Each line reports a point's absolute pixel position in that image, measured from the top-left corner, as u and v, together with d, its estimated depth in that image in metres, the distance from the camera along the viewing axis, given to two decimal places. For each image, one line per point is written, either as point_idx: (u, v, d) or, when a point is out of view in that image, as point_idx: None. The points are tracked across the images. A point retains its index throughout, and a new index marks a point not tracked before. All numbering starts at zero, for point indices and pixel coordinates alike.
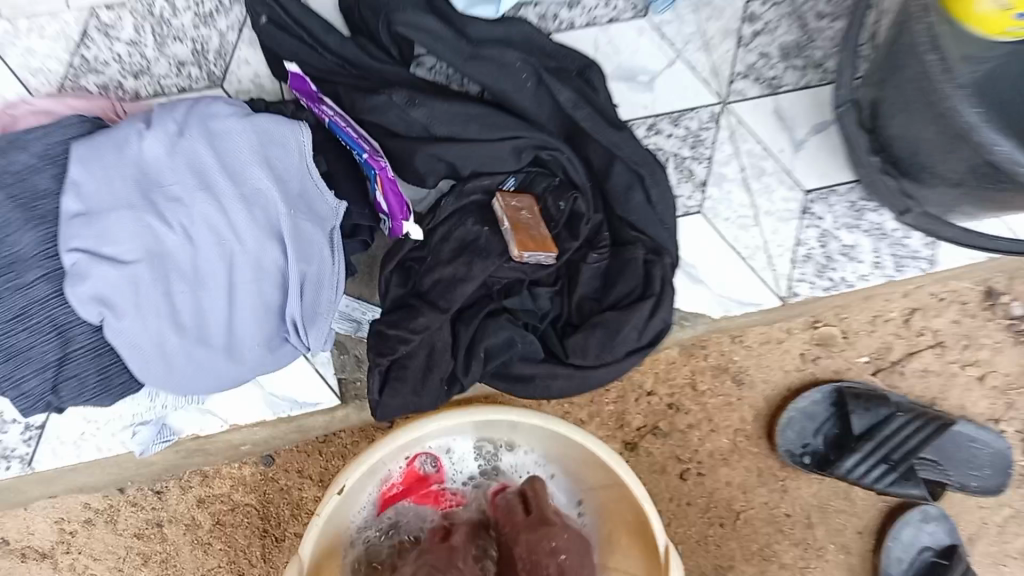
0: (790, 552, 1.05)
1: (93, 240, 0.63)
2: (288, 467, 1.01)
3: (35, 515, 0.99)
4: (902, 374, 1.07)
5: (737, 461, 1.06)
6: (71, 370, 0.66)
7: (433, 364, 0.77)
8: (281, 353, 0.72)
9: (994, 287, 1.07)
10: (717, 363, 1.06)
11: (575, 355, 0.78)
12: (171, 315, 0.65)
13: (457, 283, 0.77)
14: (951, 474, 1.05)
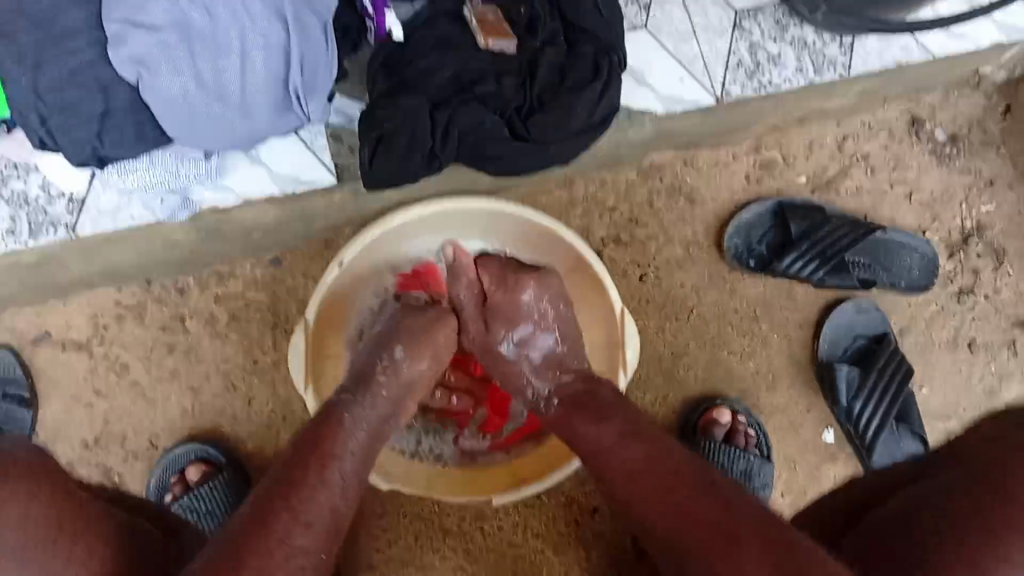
0: (737, 341, 1.21)
1: (130, 10, 0.78)
2: (295, 268, 1.14)
3: (74, 310, 1.12)
4: (837, 192, 1.22)
5: (690, 266, 1.20)
6: (113, 122, 0.83)
7: (416, 140, 0.91)
8: (285, 119, 0.88)
9: (917, 116, 1.23)
10: (671, 183, 1.19)
11: (537, 135, 0.93)
12: (194, 75, 0.81)
13: (434, 70, 0.91)
14: (881, 275, 1.20)
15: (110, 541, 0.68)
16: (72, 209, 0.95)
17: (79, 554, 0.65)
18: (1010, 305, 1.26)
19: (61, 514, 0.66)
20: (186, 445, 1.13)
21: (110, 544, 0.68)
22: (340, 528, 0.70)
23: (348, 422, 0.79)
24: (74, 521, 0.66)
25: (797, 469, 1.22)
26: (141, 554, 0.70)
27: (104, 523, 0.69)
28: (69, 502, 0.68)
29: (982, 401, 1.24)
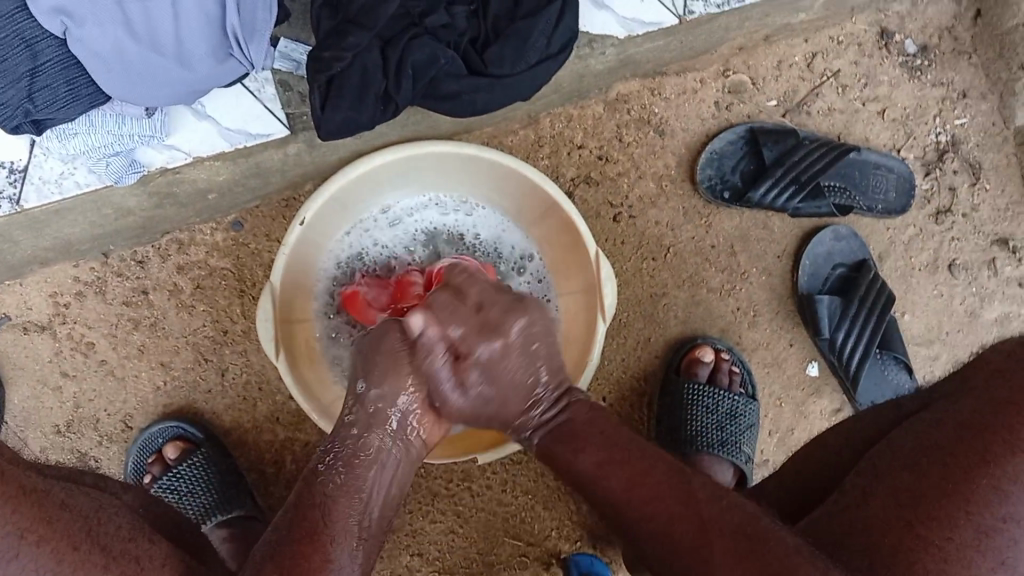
0: (716, 277, 1.18)
1: None
2: (256, 231, 1.10)
3: (32, 291, 1.08)
4: (809, 114, 1.19)
5: (664, 203, 1.16)
6: (43, 82, 0.78)
7: (368, 83, 0.88)
8: (227, 67, 0.83)
9: (887, 28, 1.20)
10: (639, 116, 1.15)
11: (494, 66, 0.90)
12: (125, 23, 0.77)
13: (381, 4, 0.87)
14: (857, 199, 1.18)
15: (82, 541, 0.57)
16: (14, 180, 0.92)
17: (46, 562, 0.55)
18: (989, 222, 1.23)
19: (22, 521, 0.55)
20: (161, 423, 1.09)
21: (83, 547, 0.57)
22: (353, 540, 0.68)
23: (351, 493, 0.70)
24: (38, 527, 0.56)
25: (782, 405, 1.21)
26: (121, 547, 0.60)
27: (76, 523, 0.58)
28: (28, 500, 0.56)
29: (963, 322, 1.23)
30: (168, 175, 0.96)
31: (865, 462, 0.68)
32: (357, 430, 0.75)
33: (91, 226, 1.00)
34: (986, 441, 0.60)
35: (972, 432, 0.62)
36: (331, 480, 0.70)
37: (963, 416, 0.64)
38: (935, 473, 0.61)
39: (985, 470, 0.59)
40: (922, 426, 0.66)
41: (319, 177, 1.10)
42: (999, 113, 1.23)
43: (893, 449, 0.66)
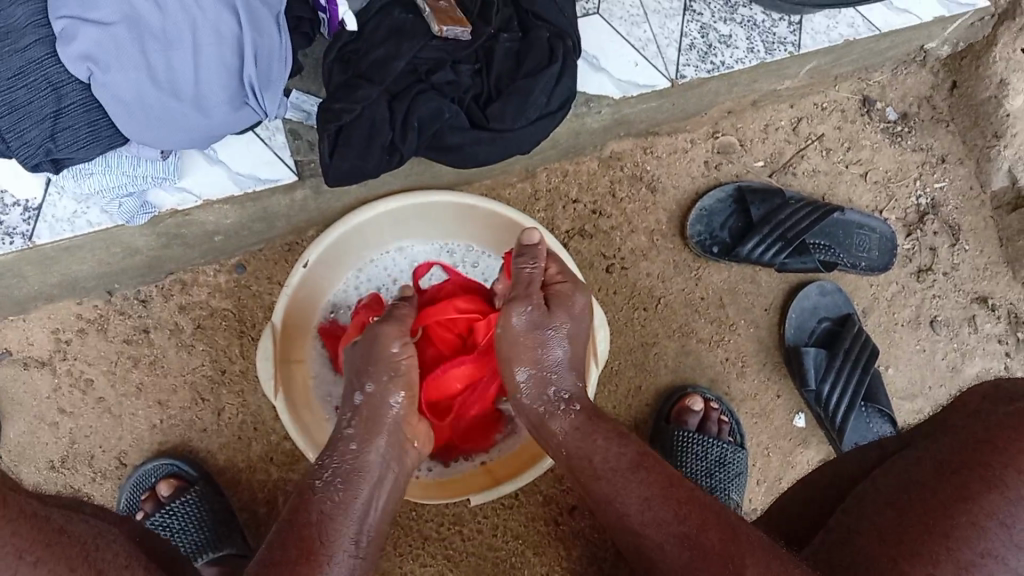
0: (705, 328, 1.21)
1: (79, 7, 0.79)
2: (258, 273, 1.13)
3: (34, 327, 1.10)
4: (794, 175, 1.24)
5: (655, 255, 1.20)
6: (66, 123, 0.82)
7: (375, 133, 0.92)
8: (243, 114, 0.88)
9: (869, 96, 1.26)
10: (632, 173, 1.19)
11: (496, 121, 0.94)
12: (147, 70, 0.81)
13: (389, 60, 0.92)
14: (841, 258, 1.22)
15: (78, 565, 0.59)
16: (28, 217, 0.95)
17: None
18: (969, 281, 1.28)
19: (21, 543, 0.57)
20: (156, 460, 1.10)
21: (79, 571, 0.59)
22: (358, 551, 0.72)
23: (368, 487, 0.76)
24: (36, 548, 0.57)
25: (770, 455, 1.23)
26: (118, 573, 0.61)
27: (73, 547, 0.60)
28: (30, 524, 0.58)
29: (945, 377, 1.27)
30: (178, 216, 0.99)
31: (852, 499, 0.71)
32: (355, 443, 0.78)
33: (99, 264, 1.03)
34: (965, 477, 0.63)
35: (951, 468, 0.65)
36: (329, 498, 0.73)
37: (942, 455, 0.67)
38: (919, 510, 0.63)
39: (963, 507, 0.61)
40: (903, 466, 0.69)
41: (322, 223, 1.14)
42: (977, 178, 1.29)
43: (879, 489, 0.69)
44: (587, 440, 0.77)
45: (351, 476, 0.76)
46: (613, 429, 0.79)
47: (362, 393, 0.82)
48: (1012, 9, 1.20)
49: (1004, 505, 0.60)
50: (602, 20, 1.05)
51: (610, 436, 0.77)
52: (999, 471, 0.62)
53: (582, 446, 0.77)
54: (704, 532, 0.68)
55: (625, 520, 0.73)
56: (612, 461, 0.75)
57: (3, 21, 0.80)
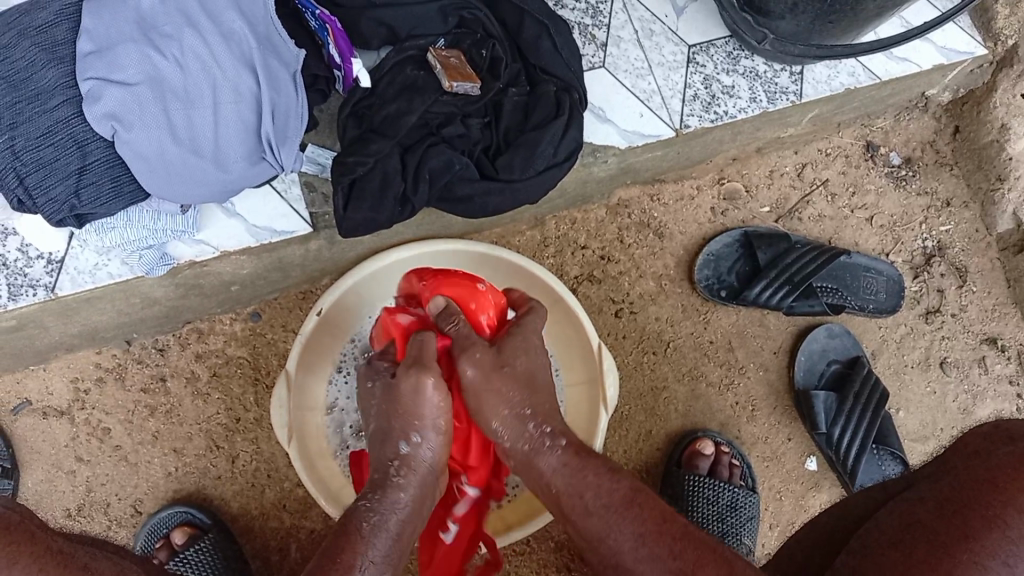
0: (715, 371, 1.22)
1: (105, 69, 0.82)
2: (273, 321, 1.15)
3: (53, 376, 1.12)
4: (800, 220, 1.26)
5: (663, 300, 1.21)
6: (90, 179, 0.85)
7: (388, 186, 0.94)
8: (259, 169, 0.90)
9: (872, 141, 1.28)
10: (639, 220, 1.21)
11: (504, 172, 0.96)
12: (169, 127, 0.84)
13: (401, 115, 0.95)
14: (849, 300, 1.23)
15: None
16: (50, 270, 0.97)
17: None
18: (977, 322, 1.28)
19: None
20: (170, 508, 1.11)
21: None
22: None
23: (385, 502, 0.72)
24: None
25: (783, 500, 1.23)
26: None
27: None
28: (55, 560, 0.62)
29: (957, 419, 1.27)
30: (195, 267, 1.01)
31: (854, 543, 0.69)
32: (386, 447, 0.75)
33: (118, 314, 1.06)
34: (966, 516, 0.64)
35: (953, 508, 0.65)
36: (364, 509, 0.71)
37: (943, 493, 0.68)
38: (921, 546, 0.64)
39: (966, 545, 0.62)
40: (904, 506, 0.70)
41: (336, 272, 1.16)
42: (982, 220, 1.30)
43: (881, 529, 0.69)
44: (580, 478, 0.73)
45: (387, 494, 0.72)
46: (604, 464, 0.75)
47: (408, 443, 0.75)
48: (1010, 56, 1.21)
49: (1007, 545, 0.61)
50: (608, 72, 1.08)
51: (602, 471, 0.74)
52: (998, 510, 0.63)
53: (574, 484, 0.73)
54: (681, 559, 0.66)
55: (618, 560, 0.69)
56: (604, 497, 0.71)
57: (33, 84, 0.83)
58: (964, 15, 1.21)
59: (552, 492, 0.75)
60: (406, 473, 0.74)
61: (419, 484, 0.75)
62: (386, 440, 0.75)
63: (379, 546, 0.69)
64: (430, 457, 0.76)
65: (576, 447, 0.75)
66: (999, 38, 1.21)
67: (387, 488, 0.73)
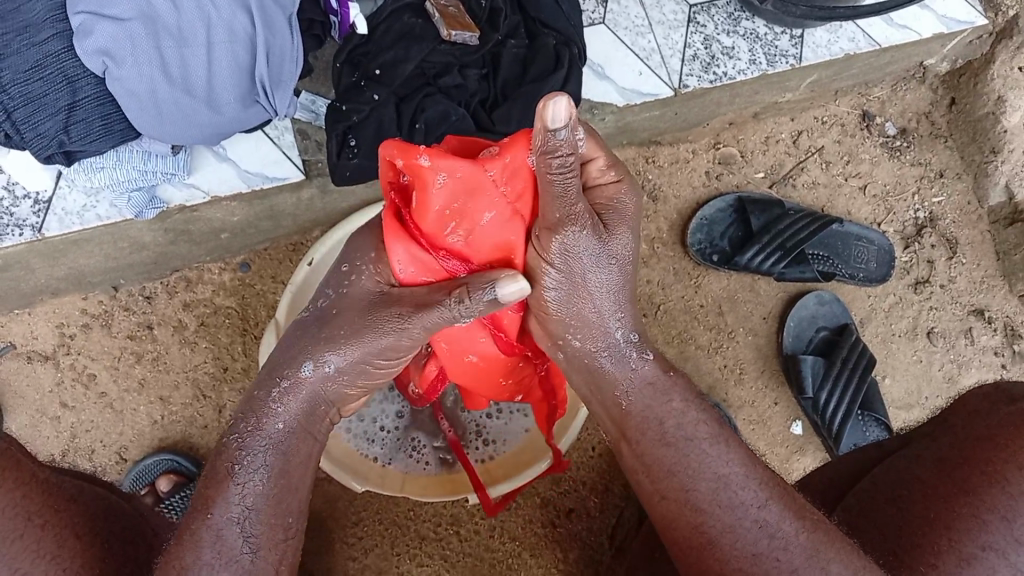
0: (704, 335, 1.22)
1: (95, 3, 0.80)
2: (262, 272, 1.14)
3: (38, 321, 1.11)
4: (794, 187, 1.25)
5: (655, 263, 1.21)
6: (79, 116, 0.84)
7: (382, 134, 0.94)
8: (252, 112, 0.89)
9: (868, 110, 1.28)
10: (634, 182, 1.21)
11: (501, 124, 0.95)
12: (161, 66, 0.83)
13: (398, 63, 0.94)
14: (840, 268, 1.24)
15: (84, 533, 0.60)
16: (38, 210, 0.96)
17: (47, 545, 0.57)
18: (966, 293, 1.29)
19: (29, 505, 0.58)
20: (156, 455, 1.11)
21: (85, 538, 0.60)
22: (280, 536, 0.64)
23: (259, 445, 0.66)
24: (44, 512, 0.59)
25: (767, 462, 1.23)
26: (121, 546, 0.62)
27: (80, 516, 0.61)
28: (39, 487, 0.59)
29: (942, 389, 1.28)
30: (185, 213, 1.00)
31: (853, 497, 0.73)
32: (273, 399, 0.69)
33: (105, 258, 1.04)
34: (967, 472, 0.64)
35: (951, 465, 0.66)
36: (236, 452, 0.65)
37: (941, 450, 0.68)
38: (918, 503, 0.65)
39: (966, 497, 0.63)
40: (904, 461, 0.70)
41: (327, 224, 1.16)
42: (974, 193, 1.30)
43: (880, 485, 0.70)
44: (660, 400, 0.70)
45: (266, 427, 0.67)
46: (689, 388, 0.72)
47: (311, 366, 0.70)
48: (1009, 28, 1.22)
49: (1006, 500, 0.61)
50: (607, 29, 1.07)
51: (687, 398, 0.70)
52: (994, 466, 0.63)
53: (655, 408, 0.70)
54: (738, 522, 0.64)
55: (686, 495, 0.65)
56: (687, 428, 0.68)
57: (21, 16, 0.82)
58: None
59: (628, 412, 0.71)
60: (291, 398, 0.69)
61: (306, 413, 0.70)
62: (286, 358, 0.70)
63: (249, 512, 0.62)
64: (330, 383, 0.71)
65: (664, 363, 0.72)
66: (999, 8, 1.22)
67: (264, 421, 0.67)
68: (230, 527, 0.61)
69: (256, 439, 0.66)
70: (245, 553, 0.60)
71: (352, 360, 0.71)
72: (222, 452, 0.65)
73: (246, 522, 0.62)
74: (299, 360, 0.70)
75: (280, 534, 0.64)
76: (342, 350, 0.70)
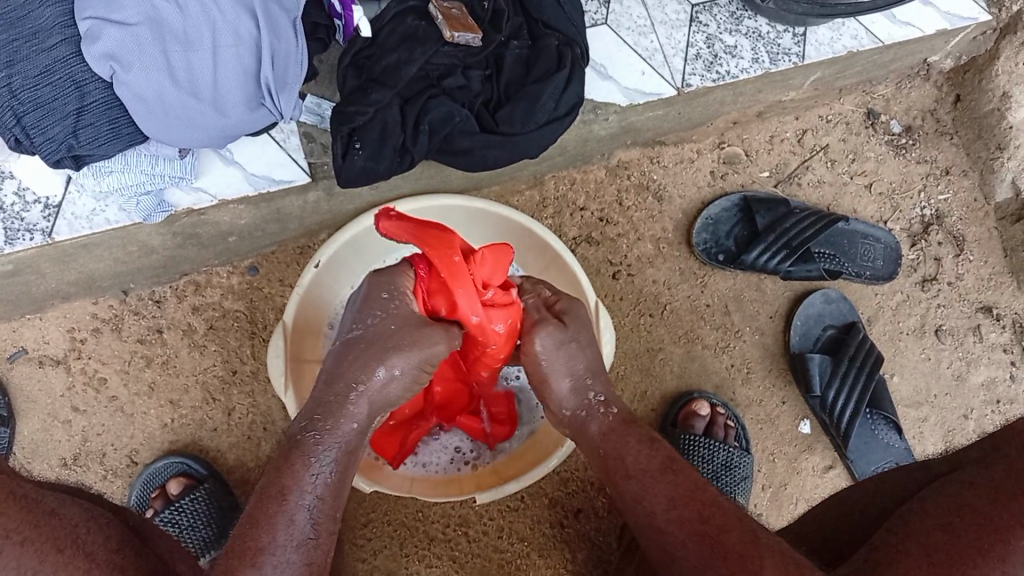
0: (711, 335, 1.22)
1: (103, 8, 0.82)
2: (270, 276, 1.15)
3: (50, 326, 1.12)
4: (799, 186, 1.26)
5: (661, 263, 1.22)
6: (88, 120, 0.85)
7: (386, 137, 0.94)
8: (257, 115, 0.90)
9: (873, 108, 1.28)
10: (639, 182, 1.21)
11: (505, 124, 0.96)
12: (167, 70, 0.84)
13: (402, 65, 0.94)
14: (846, 266, 1.24)
15: (65, 545, 0.60)
16: (48, 215, 0.97)
17: (29, 560, 0.57)
18: (973, 290, 1.29)
19: (8, 523, 0.57)
20: (166, 458, 1.12)
21: (66, 551, 0.60)
22: (335, 525, 0.66)
23: (328, 440, 0.68)
24: (23, 528, 0.58)
25: (775, 462, 1.23)
26: (106, 556, 0.63)
27: (62, 529, 0.61)
28: (17, 503, 0.59)
29: (950, 386, 1.27)
30: (193, 216, 1.01)
31: (896, 518, 0.66)
32: (351, 398, 0.71)
33: (115, 261, 1.05)
34: (1022, 503, 0.60)
35: (1005, 494, 0.61)
36: (312, 443, 0.68)
37: (996, 476, 0.63)
38: (969, 528, 0.60)
39: (1017, 532, 0.58)
40: (952, 487, 0.65)
41: (334, 227, 1.17)
42: (980, 189, 1.30)
43: (925, 508, 0.65)
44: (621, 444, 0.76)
45: (340, 423, 0.70)
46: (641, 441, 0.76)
47: (384, 371, 0.72)
48: (1013, 24, 1.21)
49: None
50: (609, 29, 1.07)
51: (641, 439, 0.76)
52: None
53: (616, 445, 0.76)
54: (710, 523, 0.66)
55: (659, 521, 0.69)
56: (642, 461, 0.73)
57: (31, 23, 0.83)
58: None
59: (600, 454, 0.77)
60: (363, 400, 0.72)
61: (366, 415, 0.72)
62: (360, 360, 0.72)
63: (315, 503, 0.65)
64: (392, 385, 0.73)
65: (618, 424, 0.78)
66: (1003, 4, 1.21)
67: (339, 417, 0.70)
68: (298, 512, 0.63)
69: (332, 435, 0.69)
70: (310, 539, 0.63)
71: (412, 368, 0.74)
72: (297, 446, 0.68)
73: (313, 508, 0.64)
74: (369, 363, 0.72)
75: (334, 523, 0.66)
76: (408, 360, 0.74)
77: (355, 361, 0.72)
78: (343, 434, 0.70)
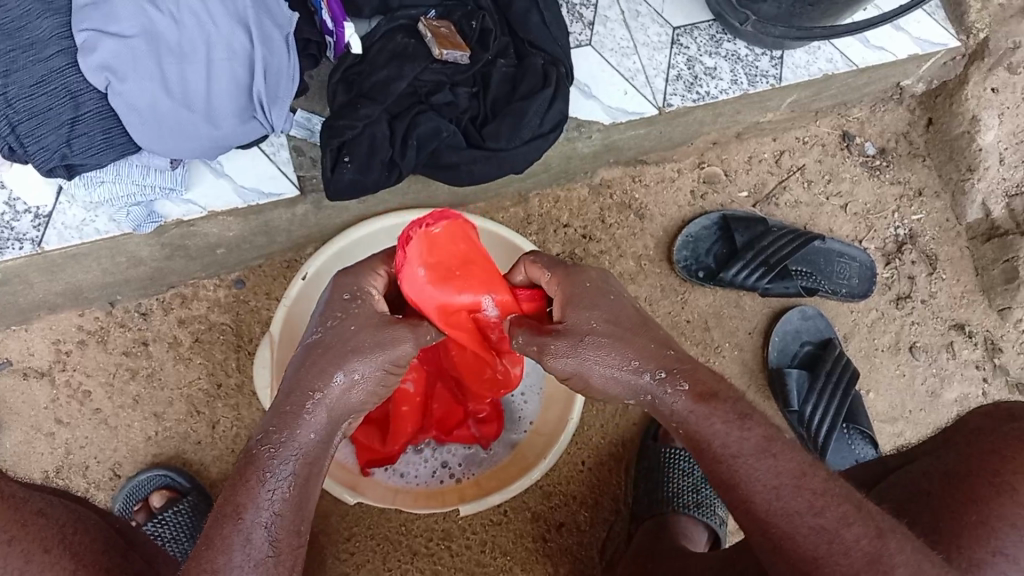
0: (692, 350, 1.24)
1: (100, 21, 0.84)
2: (256, 289, 1.16)
3: (35, 338, 1.12)
4: (776, 206, 1.29)
5: (643, 279, 1.24)
6: (82, 129, 0.86)
7: (375, 152, 0.96)
8: (249, 128, 0.91)
9: (848, 131, 1.32)
10: (621, 200, 1.24)
11: (491, 140, 0.99)
12: (161, 82, 0.85)
13: (391, 82, 0.96)
14: (823, 284, 1.27)
15: (52, 546, 0.61)
16: (38, 224, 0.98)
17: (14, 561, 0.59)
18: (947, 308, 1.32)
19: None
20: (150, 470, 1.12)
21: (53, 551, 0.61)
22: (300, 538, 0.62)
23: (285, 450, 0.63)
24: (11, 529, 0.60)
25: None
26: (93, 557, 0.63)
27: (49, 530, 0.62)
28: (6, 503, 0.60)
29: (926, 402, 1.30)
30: (182, 227, 1.02)
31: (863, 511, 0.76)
32: (307, 407, 0.64)
33: (103, 272, 1.06)
34: (976, 484, 0.69)
35: (960, 482, 0.70)
36: (267, 455, 0.62)
37: (948, 467, 0.73)
38: (926, 514, 0.70)
39: (974, 512, 0.67)
40: (912, 479, 0.75)
41: (320, 241, 1.18)
42: (952, 211, 1.34)
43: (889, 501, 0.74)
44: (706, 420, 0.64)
45: (295, 431, 0.63)
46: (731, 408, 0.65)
47: (343, 377, 0.66)
48: (981, 50, 1.25)
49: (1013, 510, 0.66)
50: (593, 50, 1.10)
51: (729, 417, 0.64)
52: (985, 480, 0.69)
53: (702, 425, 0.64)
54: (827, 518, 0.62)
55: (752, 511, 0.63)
56: (732, 444, 0.64)
57: (28, 34, 0.84)
58: (936, 7, 1.24)
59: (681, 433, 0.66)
60: (323, 407, 0.65)
61: (328, 423, 0.66)
62: (318, 366, 0.66)
63: (274, 519, 0.61)
64: (355, 391, 0.67)
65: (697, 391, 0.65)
66: (971, 31, 1.25)
67: (295, 427, 0.64)
68: (256, 530, 0.60)
69: (287, 445, 0.63)
70: (269, 558, 0.60)
71: (376, 370, 0.68)
72: (252, 459, 0.62)
73: (271, 525, 0.60)
74: (327, 369, 0.66)
75: (297, 537, 0.62)
76: (370, 364, 0.67)
77: (308, 373, 0.65)
78: (302, 443, 0.64)
